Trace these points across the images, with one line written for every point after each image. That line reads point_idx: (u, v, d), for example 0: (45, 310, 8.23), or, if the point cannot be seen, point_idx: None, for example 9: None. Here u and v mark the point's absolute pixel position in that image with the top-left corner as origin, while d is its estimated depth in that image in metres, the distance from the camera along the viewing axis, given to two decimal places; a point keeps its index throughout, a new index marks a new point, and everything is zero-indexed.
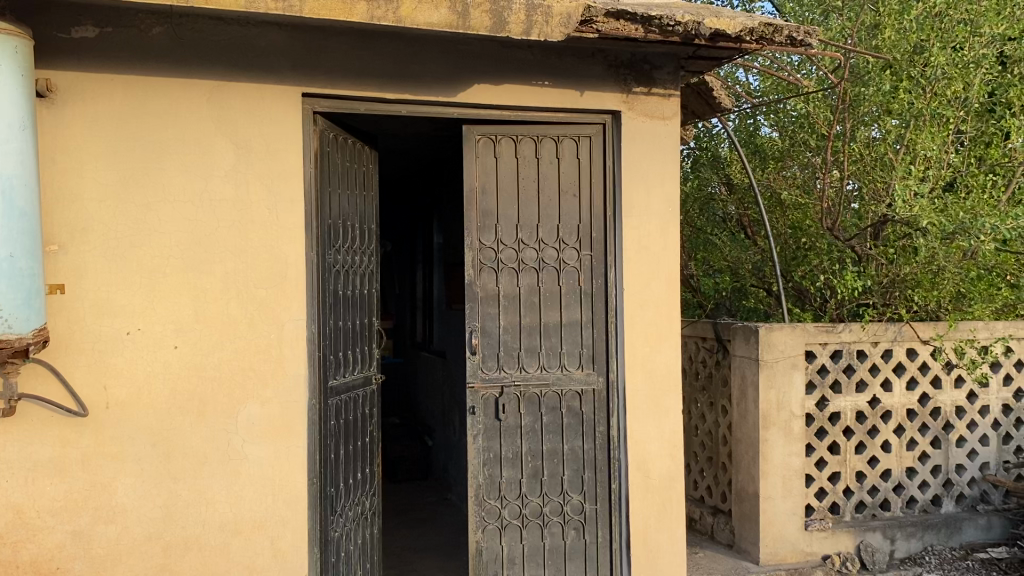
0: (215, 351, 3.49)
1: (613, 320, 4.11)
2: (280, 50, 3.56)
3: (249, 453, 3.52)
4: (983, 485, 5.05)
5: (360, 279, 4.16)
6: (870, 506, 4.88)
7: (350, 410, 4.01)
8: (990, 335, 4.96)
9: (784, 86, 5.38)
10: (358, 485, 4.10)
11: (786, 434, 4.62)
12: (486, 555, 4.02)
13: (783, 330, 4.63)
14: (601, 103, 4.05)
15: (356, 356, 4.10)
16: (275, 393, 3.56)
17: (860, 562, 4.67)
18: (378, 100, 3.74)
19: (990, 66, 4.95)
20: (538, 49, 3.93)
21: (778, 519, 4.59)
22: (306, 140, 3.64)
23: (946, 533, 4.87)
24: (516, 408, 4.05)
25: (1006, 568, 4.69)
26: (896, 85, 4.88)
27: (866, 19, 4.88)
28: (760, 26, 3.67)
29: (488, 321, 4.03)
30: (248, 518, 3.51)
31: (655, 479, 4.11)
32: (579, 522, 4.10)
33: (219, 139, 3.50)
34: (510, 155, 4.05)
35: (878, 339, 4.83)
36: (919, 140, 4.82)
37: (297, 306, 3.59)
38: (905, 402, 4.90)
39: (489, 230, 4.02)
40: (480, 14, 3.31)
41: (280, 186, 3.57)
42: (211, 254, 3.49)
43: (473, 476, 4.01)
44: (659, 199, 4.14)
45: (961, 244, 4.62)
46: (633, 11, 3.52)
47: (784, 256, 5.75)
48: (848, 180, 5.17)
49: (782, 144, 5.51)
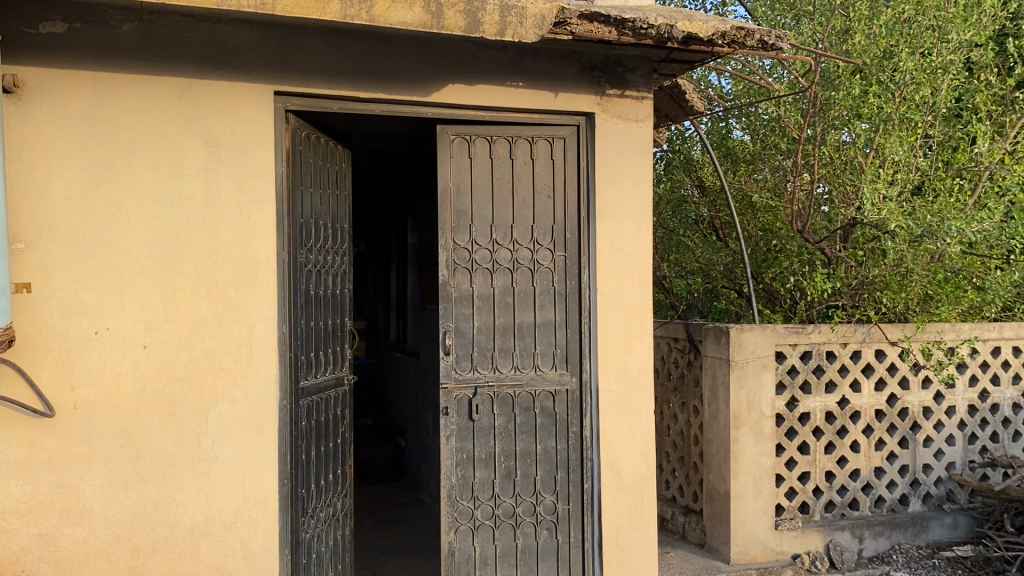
0: (185, 351, 3.46)
1: (587, 320, 4.13)
2: (253, 48, 3.54)
3: (219, 454, 3.49)
4: (949, 485, 5.14)
5: (333, 279, 4.14)
6: (839, 506, 4.93)
7: (321, 410, 3.99)
8: (956, 336, 5.02)
9: (755, 90, 5.42)
10: (330, 486, 4.09)
11: (756, 434, 4.66)
12: (458, 555, 4.01)
13: (753, 331, 4.68)
14: (575, 105, 4.07)
15: (329, 356, 4.08)
16: (245, 394, 3.53)
17: (828, 561, 4.72)
18: (352, 100, 3.73)
19: (957, 71, 5.03)
20: (512, 50, 3.93)
21: (748, 519, 4.63)
22: (278, 139, 3.62)
23: (913, 532, 4.94)
24: (489, 408, 4.05)
25: (971, 566, 4.76)
26: (865, 90, 4.94)
27: (836, 24, 4.95)
28: (732, 30, 3.70)
29: (462, 321, 4.02)
30: (218, 520, 3.48)
31: (628, 479, 4.13)
32: (552, 522, 4.11)
33: (190, 137, 3.47)
34: (484, 156, 4.05)
35: (846, 341, 4.90)
36: (887, 144, 4.89)
37: (268, 306, 3.57)
38: (874, 403, 4.96)
39: (463, 230, 4.01)
40: (454, 14, 3.31)
41: (252, 185, 3.55)
42: (181, 252, 3.46)
43: (446, 477, 4.00)
44: (632, 200, 4.17)
45: (928, 247, 4.68)
46: (606, 13, 3.53)
47: (754, 258, 5.81)
48: (817, 183, 5.24)
49: (753, 148, 5.55)
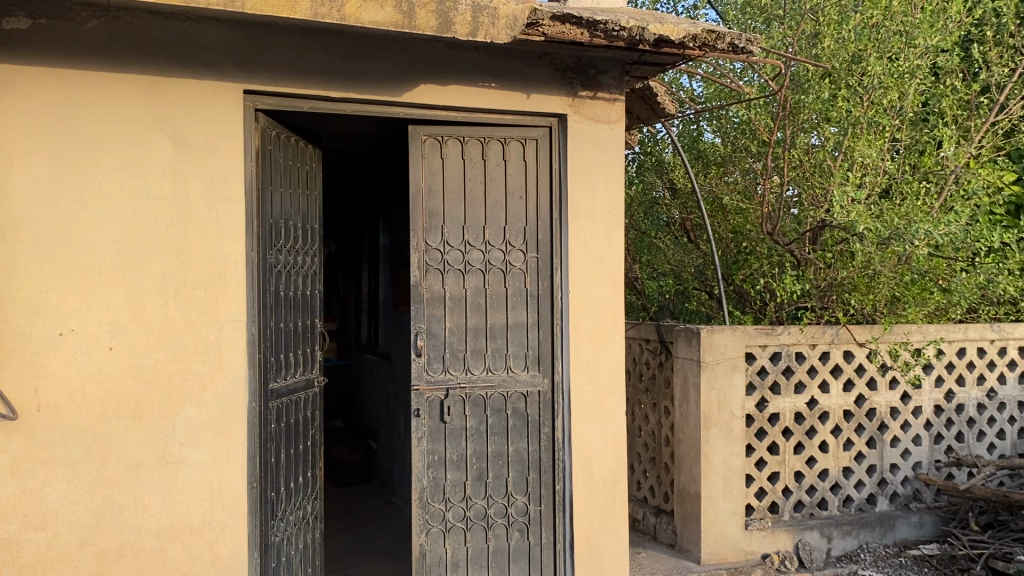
0: (151, 352, 3.41)
1: (559, 322, 4.13)
2: (221, 46, 3.50)
3: (186, 457, 3.44)
4: (916, 484, 5.21)
5: (303, 280, 4.11)
6: (807, 506, 4.97)
7: (291, 412, 3.95)
8: (923, 338, 5.10)
9: (726, 93, 5.46)
10: (299, 489, 4.05)
11: (726, 434, 4.69)
12: (429, 557, 3.99)
13: (724, 332, 4.70)
14: (547, 106, 4.07)
15: (299, 358, 4.04)
16: (214, 396, 3.49)
17: (798, 560, 4.76)
18: (323, 99, 3.70)
19: (924, 76, 5.14)
20: (484, 51, 3.93)
21: (718, 519, 4.65)
22: (247, 138, 3.58)
23: (880, 531, 4.99)
24: (461, 410, 4.03)
25: (937, 564, 4.82)
26: (834, 93, 4.98)
27: (807, 28, 4.99)
28: (703, 32, 3.73)
29: (433, 323, 4.00)
30: (186, 523, 3.44)
31: (599, 479, 4.14)
32: (523, 523, 4.10)
33: (157, 136, 3.43)
34: (456, 157, 4.04)
35: (815, 342, 4.94)
36: (856, 147, 4.95)
37: (236, 306, 3.53)
38: (842, 403, 5.01)
39: (435, 231, 4.00)
40: (425, 14, 3.29)
41: (221, 185, 3.51)
42: (148, 253, 3.41)
43: (417, 479, 3.98)
44: (604, 201, 4.18)
45: (895, 250, 4.74)
46: (579, 15, 3.53)
47: (725, 260, 5.87)
48: (787, 186, 5.29)
49: (724, 150, 5.58)
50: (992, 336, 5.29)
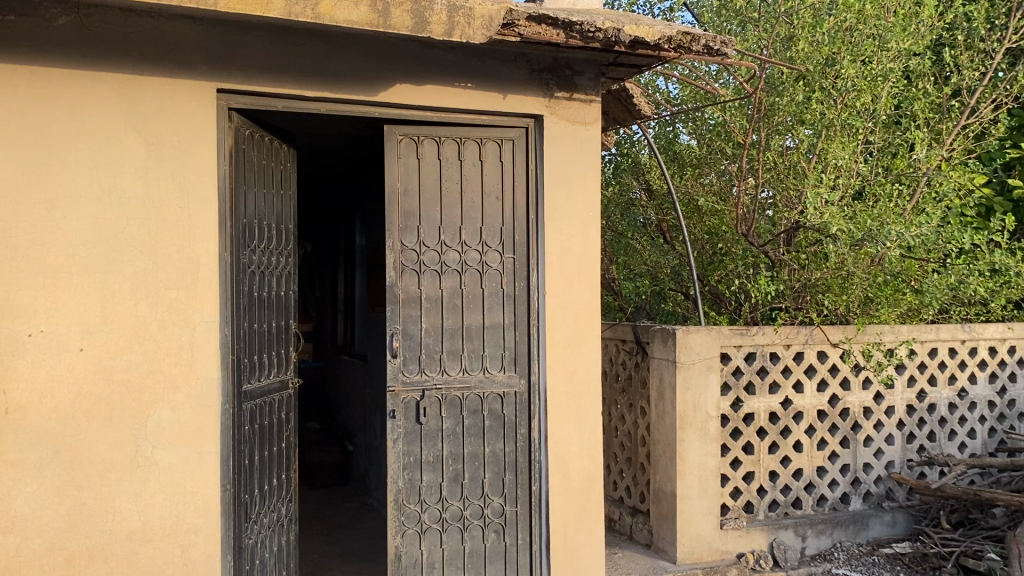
0: (122, 354, 3.37)
1: (535, 322, 4.14)
2: (194, 44, 3.46)
3: (158, 459, 3.41)
4: (888, 483, 5.26)
5: (277, 281, 4.08)
6: (782, 505, 5.00)
7: (265, 414, 3.92)
8: (895, 338, 5.14)
9: (702, 95, 5.48)
10: (274, 491, 4.02)
11: (701, 434, 4.71)
12: (405, 559, 3.96)
13: (699, 333, 4.72)
14: (523, 107, 4.07)
15: (272, 359, 4.01)
16: (187, 397, 3.46)
17: (773, 559, 4.79)
18: (297, 98, 3.67)
19: (896, 79, 5.21)
20: (460, 51, 3.92)
21: (694, 519, 4.67)
22: (221, 137, 3.56)
23: (854, 530, 5.04)
24: (437, 411, 4.01)
25: (909, 562, 4.85)
26: (809, 96, 5.04)
27: (781, 31, 5.02)
28: (677, 34, 3.76)
29: (409, 324, 3.98)
30: (158, 526, 3.40)
31: (575, 480, 4.15)
32: (499, 524, 4.10)
33: (129, 134, 3.39)
34: (432, 157, 4.03)
35: (790, 342, 4.98)
36: (830, 148, 5.01)
37: (209, 306, 3.50)
38: (816, 403, 5.05)
39: (411, 231, 3.98)
40: (401, 13, 3.27)
41: (194, 184, 3.48)
42: (119, 253, 3.37)
43: (392, 481, 3.95)
44: (580, 202, 4.19)
45: (868, 251, 4.80)
46: (554, 16, 3.53)
47: (701, 261, 5.87)
48: (762, 188, 5.31)
49: (699, 152, 5.60)
50: (963, 336, 5.36)
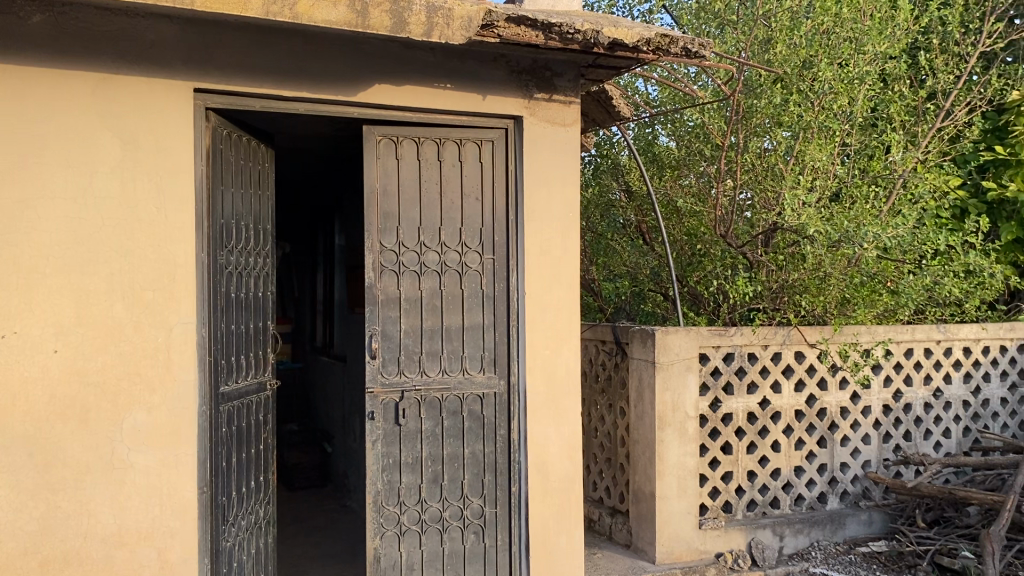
0: (97, 355, 3.34)
1: (515, 323, 4.14)
2: (171, 43, 3.44)
3: (134, 461, 3.38)
4: (865, 482, 5.30)
5: (255, 282, 4.06)
6: (760, 504, 5.03)
7: (242, 416, 3.90)
8: (872, 339, 5.18)
9: (680, 97, 5.49)
10: (251, 494, 3.99)
11: (680, 434, 4.73)
12: (384, 561, 3.95)
13: (678, 333, 4.74)
14: (503, 108, 4.07)
15: (250, 360, 3.98)
16: (163, 399, 3.43)
17: (751, 558, 4.82)
18: (276, 98, 3.66)
19: (873, 82, 5.28)
20: (439, 51, 3.92)
21: (673, 519, 4.69)
22: (198, 138, 3.54)
23: (831, 529, 5.08)
24: (416, 412, 4.00)
25: (885, 560, 4.90)
26: (786, 98, 5.09)
27: (759, 34, 5.06)
28: (656, 36, 3.77)
29: (388, 324, 3.96)
30: (134, 530, 3.37)
31: (555, 480, 4.15)
32: (479, 525, 4.10)
33: (105, 134, 3.36)
34: (411, 157, 4.02)
35: (767, 342, 5.01)
36: (807, 151, 5.06)
37: (186, 307, 3.47)
38: (794, 403, 5.09)
39: (390, 232, 3.96)
40: (379, 13, 3.27)
41: (170, 184, 3.45)
42: (95, 253, 3.34)
43: (371, 483, 3.94)
44: (559, 203, 4.20)
45: (845, 252, 4.85)
46: (533, 17, 3.53)
47: (680, 263, 5.88)
48: (740, 189, 5.33)
49: (678, 154, 5.63)
50: (938, 336, 5.42)
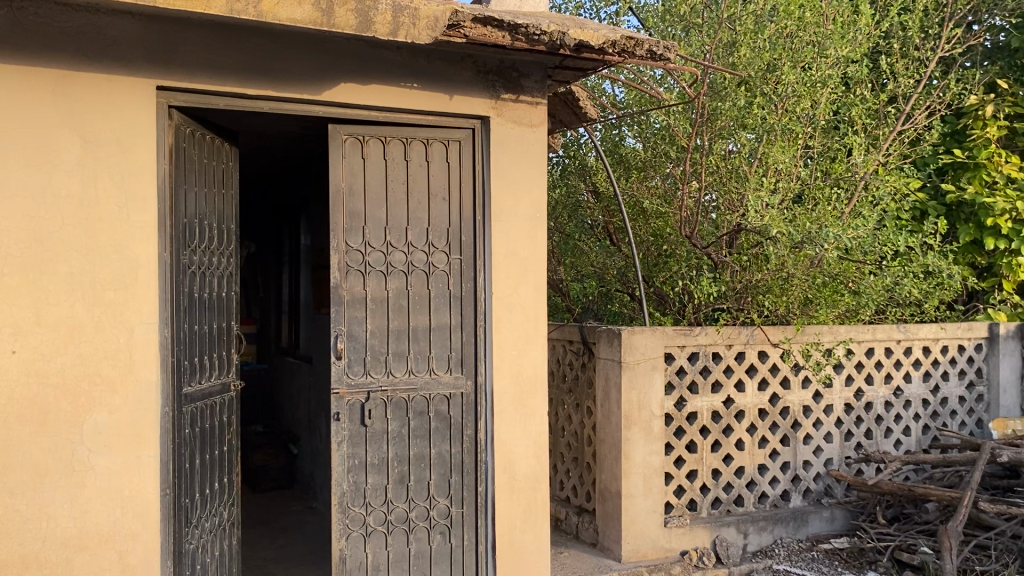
0: (57, 355, 3.29)
1: (482, 323, 4.15)
2: (133, 40, 3.40)
3: (95, 463, 3.33)
4: (827, 480, 5.38)
5: (218, 282, 4.02)
6: (725, 502, 5.08)
7: (206, 417, 3.85)
8: (833, 339, 5.27)
9: (647, 99, 5.52)
10: (215, 495, 3.96)
11: (646, 433, 4.77)
12: (350, 563, 3.93)
13: (644, 333, 4.78)
14: (470, 108, 4.08)
15: (213, 361, 3.94)
16: (124, 401, 3.38)
17: (715, 556, 4.87)
18: (240, 97, 3.63)
19: (835, 86, 5.38)
20: (406, 51, 3.91)
21: (639, 517, 4.72)
22: (160, 136, 3.50)
23: (794, 526, 5.15)
24: (382, 413, 3.99)
25: (846, 557, 4.98)
26: (750, 101, 5.16)
27: (723, 37, 5.11)
28: (622, 39, 3.78)
29: (354, 325, 3.95)
30: (94, 533, 3.32)
31: (521, 480, 4.17)
32: (445, 526, 4.10)
33: (65, 132, 3.31)
34: (377, 157, 4.01)
35: (731, 342, 5.06)
36: (772, 154, 5.14)
37: (148, 308, 3.43)
38: (757, 402, 5.15)
39: (356, 232, 3.95)
40: (345, 12, 3.26)
41: (132, 182, 3.41)
42: (54, 253, 3.29)
43: (336, 484, 3.91)
44: (527, 204, 4.21)
45: (808, 253, 4.94)
46: (499, 18, 3.54)
47: (646, 263, 5.89)
48: (705, 191, 5.36)
49: (644, 155, 5.65)
50: (898, 336, 5.52)
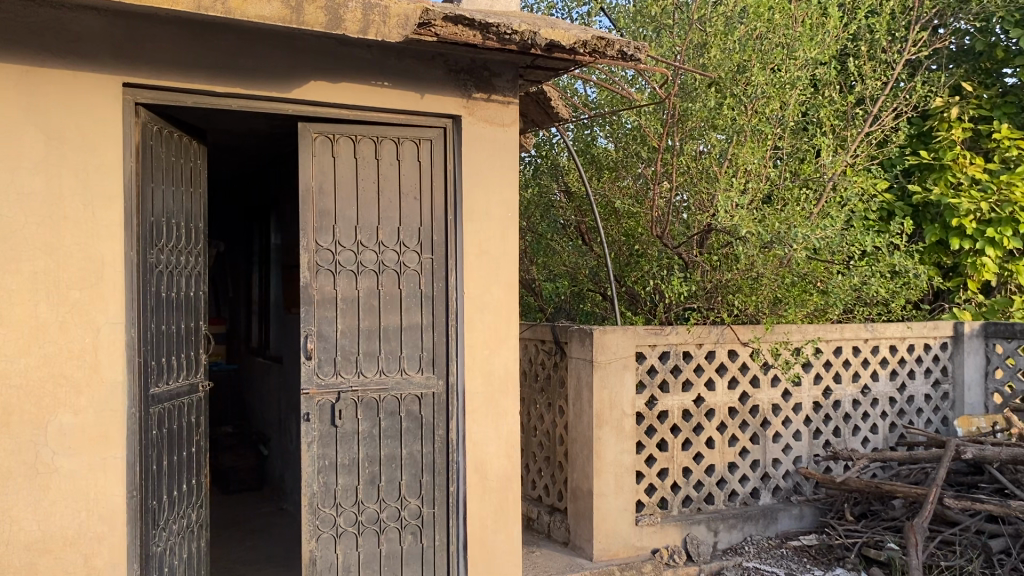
0: (20, 356, 3.24)
1: (453, 322, 4.14)
2: (99, 36, 3.35)
3: (59, 465, 3.28)
4: (797, 477, 5.43)
5: (186, 282, 3.98)
6: (695, 500, 5.11)
7: (173, 418, 3.81)
8: (802, 337, 5.31)
9: (619, 100, 5.55)
10: (183, 497, 3.92)
11: (617, 432, 4.79)
12: (320, 564, 3.91)
13: (615, 332, 4.80)
14: (442, 107, 4.07)
15: (181, 361, 3.90)
16: (89, 402, 3.33)
17: (686, 554, 4.90)
18: (209, 94, 3.59)
19: (804, 87, 5.45)
20: (377, 49, 3.89)
21: (610, 516, 4.74)
22: (127, 134, 3.45)
23: (763, 524, 5.20)
24: (353, 413, 3.97)
25: (815, 554, 5.03)
26: (720, 102, 5.19)
27: (694, 37, 5.15)
28: (592, 39, 3.79)
29: (324, 325, 3.92)
30: (59, 536, 3.27)
31: (492, 480, 4.16)
32: (416, 526, 4.09)
33: (29, 129, 3.26)
34: (348, 155, 3.98)
35: (701, 341, 5.10)
36: (741, 154, 5.19)
37: (114, 307, 3.38)
38: (727, 401, 5.19)
39: (326, 231, 3.93)
40: (314, 10, 3.24)
41: (97, 180, 3.36)
42: (17, 252, 3.24)
43: (306, 485, 3.89)
44: (498, 203, 4.21)
45: (777, 253, 5.00)
46: (470, 17, 3.53)
47: (617, 263, 5.92)
48: (676, 192, 5.38)
49: (616, 155, 5.67)
50: (866, 335, 5.58)
